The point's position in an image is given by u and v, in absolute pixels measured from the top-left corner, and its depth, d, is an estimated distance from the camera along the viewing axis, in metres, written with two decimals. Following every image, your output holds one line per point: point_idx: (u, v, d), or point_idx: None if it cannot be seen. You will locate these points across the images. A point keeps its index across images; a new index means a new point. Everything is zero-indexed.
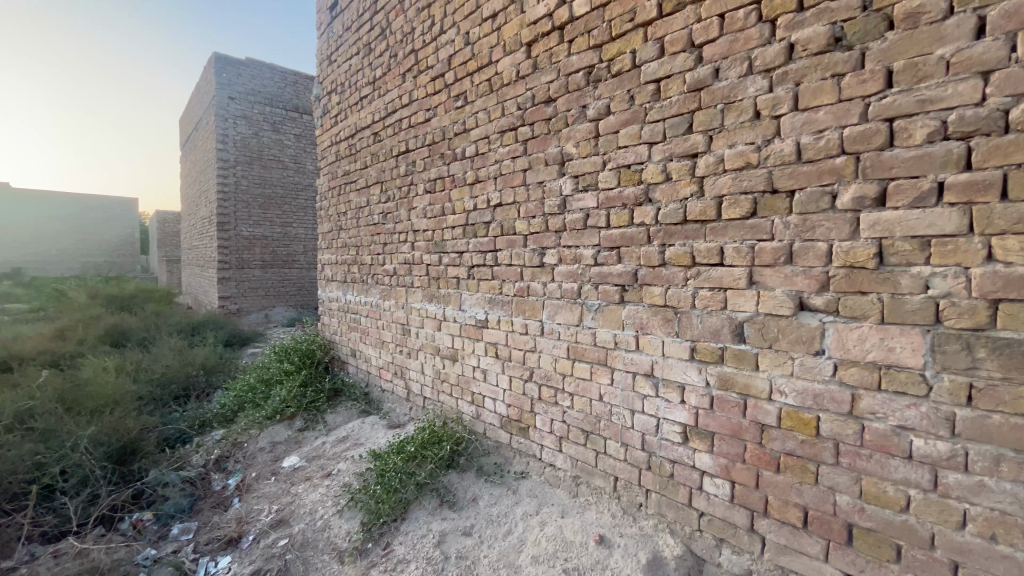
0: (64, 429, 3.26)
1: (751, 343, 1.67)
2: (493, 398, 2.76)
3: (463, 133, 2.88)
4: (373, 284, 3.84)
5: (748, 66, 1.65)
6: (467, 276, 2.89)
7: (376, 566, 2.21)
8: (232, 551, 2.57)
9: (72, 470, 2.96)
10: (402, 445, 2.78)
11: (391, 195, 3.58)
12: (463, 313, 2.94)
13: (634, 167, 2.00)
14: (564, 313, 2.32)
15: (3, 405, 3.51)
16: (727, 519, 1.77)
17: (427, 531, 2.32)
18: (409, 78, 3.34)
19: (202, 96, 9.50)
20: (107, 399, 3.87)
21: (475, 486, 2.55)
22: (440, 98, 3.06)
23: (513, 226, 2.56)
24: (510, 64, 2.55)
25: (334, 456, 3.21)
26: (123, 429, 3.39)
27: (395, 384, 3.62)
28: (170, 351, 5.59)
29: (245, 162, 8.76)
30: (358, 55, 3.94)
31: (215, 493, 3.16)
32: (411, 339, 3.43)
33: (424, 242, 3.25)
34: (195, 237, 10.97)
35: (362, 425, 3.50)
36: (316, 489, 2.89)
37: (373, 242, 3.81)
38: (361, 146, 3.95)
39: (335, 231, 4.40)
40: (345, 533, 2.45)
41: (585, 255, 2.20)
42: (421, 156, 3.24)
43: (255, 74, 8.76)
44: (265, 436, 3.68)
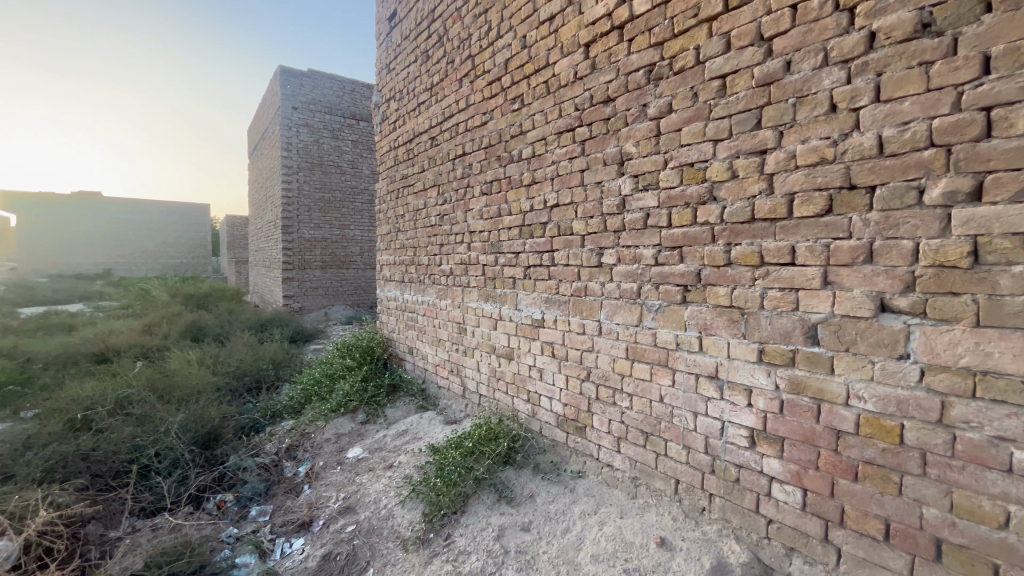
0: (157, 415, 3.58)
1: (826, 346, 1.61)
2: (549, 396, 2.78)
3: (519, 136, 2.93)
4: (430, 284, 3.97)
5: (824, 57, 1.59)
6: (524, 276, 2.94)
7: (439, 555, 2.29)
8: (305, 533, 2.75)
9: (165, 453, 3.25)
10: (461, 440, 2.87)
11: (448, 197, 3.68)
12: (519, 313, 2.98)
13: (698, 165, 1.96)
14: (622, 313, 2.31)
15: (106, 392, 3.91)
16: (799, 527, 1.71)
17: (486, 525, 2.38)
18: (466, 83, 3.43)
19: (268, 107, 10.12)
20: (192, 390, 4.22)
21: (532, 483, 2.59)
22: (497, 101, 3.12)
23: (570, 227, 2.58)
24: (568, 65, 2.56)
25: (395, 449, 3.34)
26: (206, 418, 3.69)
27: (450, 380, 3.73)
28: (242, 346, 6.01)
29: (307, 168, 9.26)
30: (416, 62, 4.08)
31: (287, 479, 3.38)
32: (467, 337, 3.52)
33: (480, 242, 3.33)
34: (261, 240, 11.71)
35: (420, 420, 3.63)
36: (379, 479, 3.03)
37: (430, 243, 3.94)
38: (419, 150, 4.09)
39: (393, 232, 4.57)
40: (407, 523, 2.55)
41: (645, 255, 2.19)
42: (477, 159, 3.31)
43: (316, 84, 9.24)
44: (330, 428, 3.88)
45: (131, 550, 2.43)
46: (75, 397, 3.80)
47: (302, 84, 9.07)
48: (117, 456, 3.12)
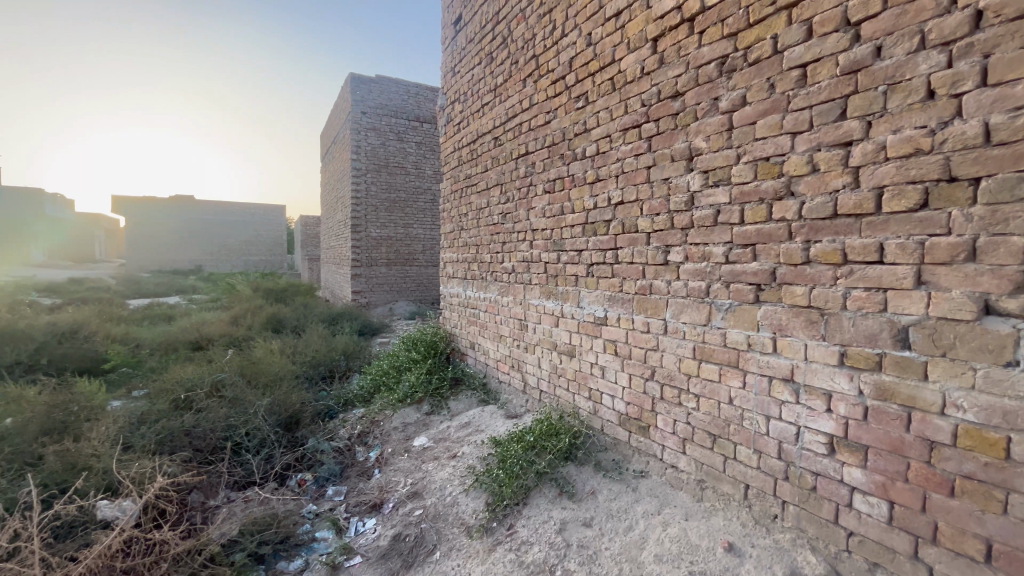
0: (246, 398, 3.94)
1: (918, 350, 1.51)
2: (611, 395, 2.77)
3: (584, 134, 2.93)
4: (492, 281, 4.06)
5: (920, 40, 1.48)
6: (586, 274, 2.95)
7: (502, 544, 2.36)
8: (376, 514, 2.91)
9: (254, 432, 3.57)
10: (522, 434, 2.93)
11: (511, 196, 3.75)
12: (581, 310, 3.00)
13: (774, 159, 1.89)
14: (689, 312, 2.26)
15: (203, 376, 4.34)
16: (885, 542, 1.61)
17: (548, 517, 2.42)
18: (530, 83, 3.48)
19: (340, 112, 10.73)
20: (275, 376, 4.59)
21: (594, 480, 2.59)
22: (561, 100, 3.13)
23: (635, 224, 2.55)
24: (635, 61, 2.54)
25: (459, 439, 3.47)
26: (288, 402, 4.01)
27: (512, 376, 3.81)
28: (317, 338, 6.44)
29: (374, 169, 9.71)
30: (480, 64, 4.18)
31: (358, 463, 3.60)
32: (529, 334, 3.58)
33: (542, 240, 3.37)
34: (332, 238, 12.50)
35: (481, 413, 3.74)
36: (444, 468, 3.16)
37: (493, 241, 4.03)
38: (482, 151, 4.19)
39: (457, 231, 4.72)
40: (472, 511, 2.64)
41: (714, 253, 2.13)
42: (541, 157, 3.35)
43: (384, 89, 9.68)
44: (397, 416, 4.08)
45: (228, 518, 2.70)
46: (179, 379, 4.27)
47: (371, 89, 9.55)
48: (214, 433, 3.47)
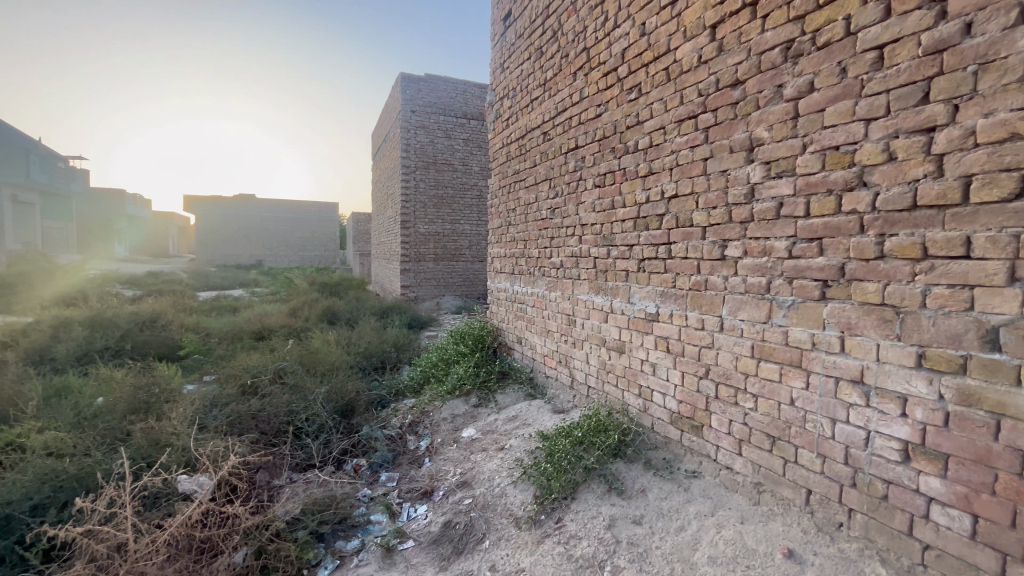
0: (306, 385, 4.17)
1: (1009, 353, 1.39)
2: (662, 392, 2.72)
3: (636, 126, 2.88)
4: (540, 277, 4.07)
5: (1019, 14, 1.36)
6: (637, 269, 2.90)
7: (551, 536, 2.37)
8: (427, 501, 3.00)
9: (313, 418, 3.77)
10: (570, 429, 2.93)
11: (560, 190, 3.74)
12: (631, 306, 2.95)
13: (845, 148, 1.78)
14: (748, 309, 2.18)
15: (267, 364, 4.62)
16: (966, 558, 1.50)
17: (597, 513, 2.41)
18: (580, 76, 3.44)
19: (390, 111, 11.03)
20: (331, 365, 4.82)
21: (643, 478, 2.56)
22: (613, 92, 3.09)
23: (690, 218, 2.49)
24: (691, 49, 2.46)
25: (507, 432, 3.51)
26: (344, 390, 4.20)
27: (559, 371, 3.81)
28: (370, 330, 6.68)
29: (423, 166, 9.92)
30: (530, 59, 4.18)
31: (410, 451, 3.71)
32: (577, 329, 3.56)
33: (592, 235, 3.34)
34: (382, 234, 12.90)
35: (529, 407, 3.76)
36: (492, 459, 3.21)
37: (541, 236, 4.03)
38: (531, 146, 4.19)
39: (504, 226, 4.75)
40: (520, 503, 2.67)
41: (776, 248, 2.04)
42: (591, 151, 3.32)
43: (432, 88, 9.85)
44: (446, 408, 4.18)
45: (292, 497, 2.87)
46: (245, 366, 4.56)
47: (420, 88, 9.75)
48: (277, 417, 3.70)
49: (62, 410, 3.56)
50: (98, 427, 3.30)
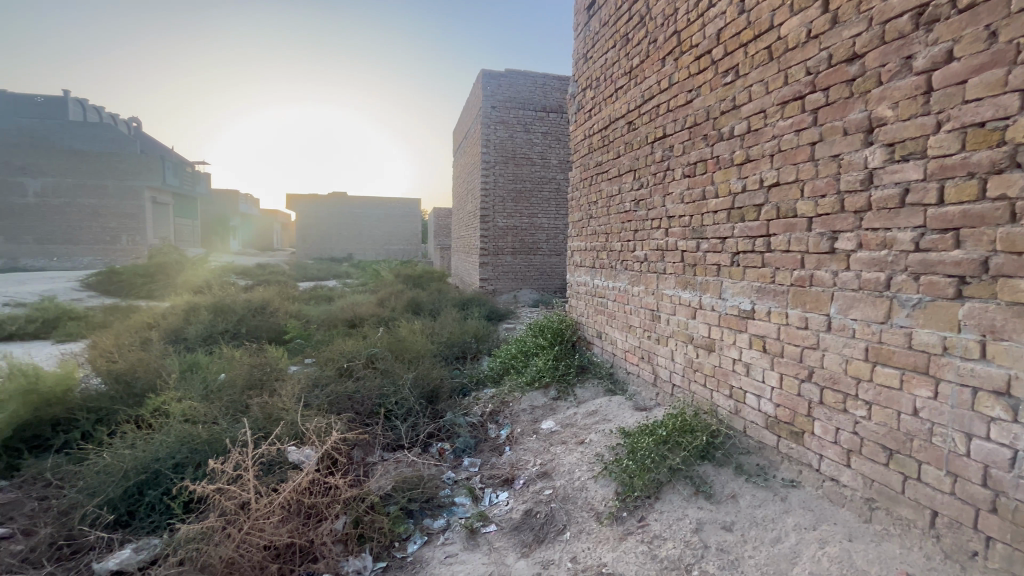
0: (395, 371, 4.44)
1: None
2: (757, 394, 2.56)
3: (732, 111, 2.71)
4: (622, 270, 3.99)
5: None
6: (730, 263, 2.74)
7: (634, 534, 2.33)
8: (508, 489, 3.06)
9: (402, 402, 4.00)
10: (654, 428, 2.85)
11: (645, 181, 3.62)
12: (723, 302, 2.80)
13: (991, 125, 1.56)
14: (862, 308, 1.98)
15: (360, 350, 4.98)
16: None
17: (683, 515, 2.33)
18: (670, 61, 3.30)
19: (471, 108, 11.29)
20: (417, 353, 5.08)
21: (734, 483, 2.43)
22: (706, 76, 2.93)
23: (793, 208, 2.30)
24: (799, 24, 2.26)
25: (586, 426, 3.50)
26: (429, 377, 4.41)
27: (641, 367, 3.72)
28: (451, 321, 6.95)
29: (502, 161, 10.06)
30: (615, 47, 4.07)
31: (491, 439, 3.81)
32: (661, 325, 3.45)
33: (679, 227, 3.21)
34: (462, 229, 13.31)
35: (609, 402, 3.71)
36: (573, 452, 3.21)
37: (624, 229, 3.95)
38: (615, 136, 4.10)
39: (585, 219, 4.70)
40: (601, 498, 2.65)
41: (899, 240, 1.83)
42: (680, 140, 3.18)
43: (512, 83, 9.93)
44: (526, 399, 4.24)
45: (384, 474, 3.08)
46: (342, 351, 4.95)
47: (500, 84, 9.87)
48: (370, 399, 3.98)
49: (194, 382, 4.10)
50: (223, 400, 3.76)
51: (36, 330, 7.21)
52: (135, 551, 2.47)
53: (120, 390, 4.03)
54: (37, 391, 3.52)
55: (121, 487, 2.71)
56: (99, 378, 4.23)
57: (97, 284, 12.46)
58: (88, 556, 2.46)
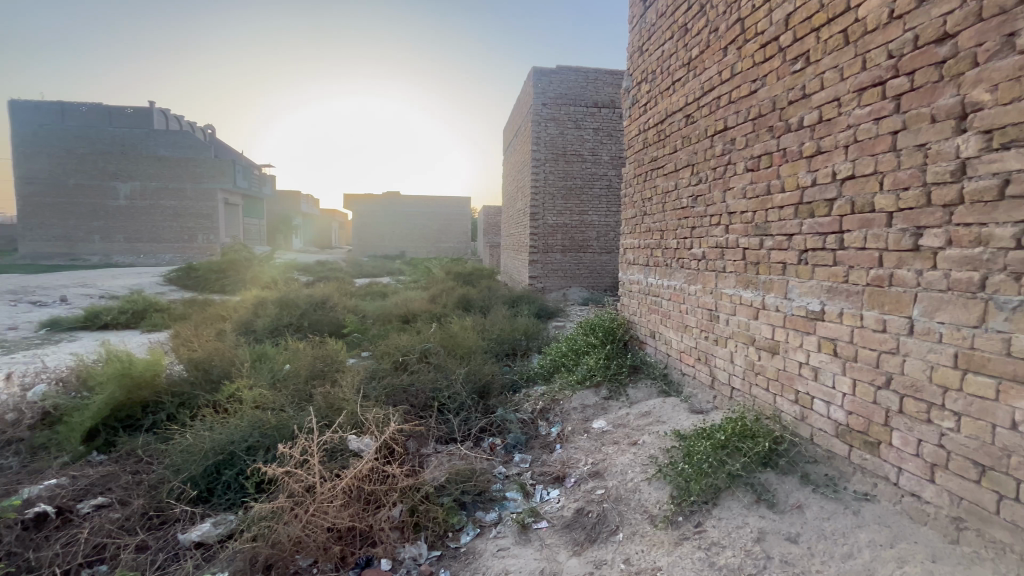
0: (448, 366, 4.55)
1: None
2: (826, 401, 2.42)
3: (801, 100, 2.56)
4: (678, 269, 3.88)
5: None
6: (797, 261, 2.60)
7: (690, 539, 2.27)
8: (560, 486, 3.06)
9: (454, 396, 4.09)
10: (712, 432, 2.76)
11: (704, 176, 3.50)
12: (789, 303, 2.66)
13: None
14: (950, 310, 1.83)
15: (414, 345, 5.14)
16: None
17: (744, 523, 2.24)
18: (732, 50, 3.16)
19: (522, 107, 11.32)
20: (468, 349, 5.18)
21: (800, 493, 2.30)
22: (772, 64, 2.79)
23: (870, 202, 2.15)
24: (880, 3, 2.11)
25: (639, 427, 3.43)
26: (481, 373, 4.48)
27: (697, 369, 3.61)
28: (501, 318, 7.01)
29: (552, 159, 10.02)
30: (672, 38, 3.95)
31: (541, 436, 3.82)
32: (720, 325, 3.32)
33: (741, 224, 3.08)
34: (512, 227, 13.39)
35: (663, 404, 3.62)
36: (625, 453, 3.16)
37: (681, 226, 3.83)
38: (671, 131, 3.98)
39: (639, 216, 4.60)
40: (655, 501, 2.60)
41: (996, 236, 1.67)
42: (743, 132, 3.04)
43: (563, 79, 9.85)
44: (576, 397, 4.22)
45: (438, 466, 3.16)
46: (397, 345, 5.12)
47: (551, 81, 9.82)
48: (424, 393, 4.09)
49: (263, 372, 4.38)
50: (290, 389, 4.00)
51: (127, 320, 7.95)
52: (214, 525, 2.68)
53: (199, 376, 4.37)
54: (130, 375, 3.88)
55: (201, 465, 2.95)
56: (181, 365, 4.60)
57: (177, 279, 13.58)
58: (174, 527, 2.69)
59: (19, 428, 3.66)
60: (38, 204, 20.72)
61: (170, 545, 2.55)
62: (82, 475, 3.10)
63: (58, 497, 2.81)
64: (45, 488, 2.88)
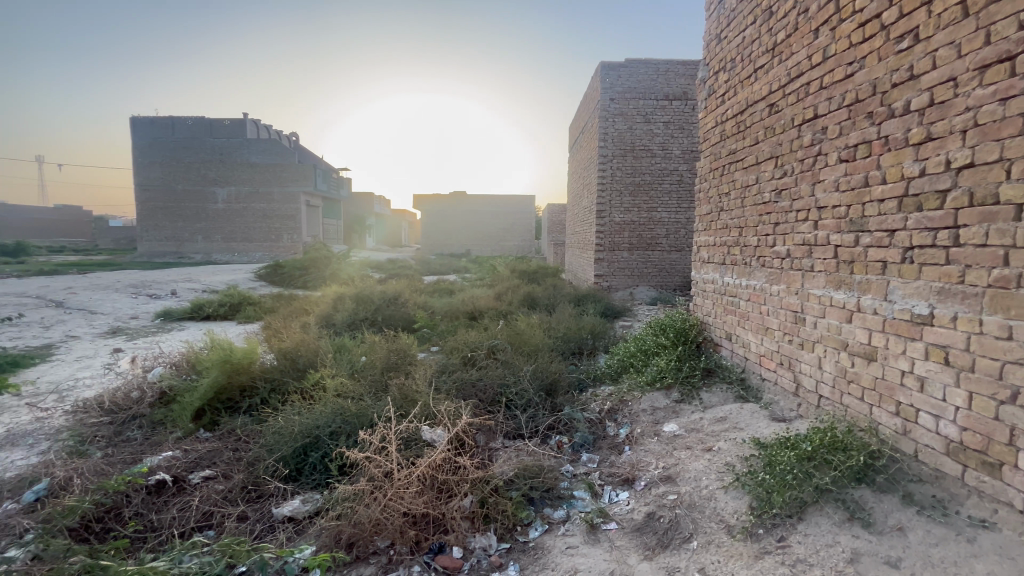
0: (516, 362, 4.60)
1: None
2: (934, 414, 2.18)
3: (908, 82, 2.33)
4: (758, 267, 3.66)
5: None
6: (901, 259, 2.37)
7: (772, 554, 2.13)
8: (629, 489, 3.00)
9: (522, 393, 4.13)
10: (797, 442, 2.59)
11: (789, 169, 3.28)
12: (889, 305, 2.43)
13: None
14: None
15: (482, 341, 5.26)
16: None
17: (835, 542, 2.08)
18: (824, 31, 2.93)
19: (589, 103, 11.16)
20: (535, 346, 5.21)
21: (901, 514, 2.10)
22: (872, 44, 2.55)
23: (993, 193, 1.92)
24: None
25: (714, 433, 3.29)
26: (548, 371, 4.49)
27: (780, 374, 3.39)
28: (567, 316, 6.97)
29: (620, 155, 9.81)
30: (755, 23, 3.73)
31: (609, 437, 3.76)
32: (806, 329, 3.10)
33: (832, 219, 2.85)
34: (577, 225, 13.27)
35: (741, 409, 3.45)
36: (699, 459, 3.04)
37: (762, 223, 3.61)
38: (753, 121, 3.76)
39: (715, 212, 4.40)
40: (733, 511, 2.47)
41: None
42: (836, 120, 2.82)
43: (633, 72, 9.60)
44: (646, 399, 4.11)
45: (506, 461, 3.22)
46: (466, 341, 5.27)
47: (619, 75, 9.61)
48: (492, 388, 4.18)
49: (344, 363, 4.67)
50: (368, 379, 4.24)
51: (226, 312, 8.80)
52: (302, 502, 2.91)
53: (287, 364, 4.74)
54: (230, 361, 4.30)
55: (291, 447, 3.21)
56: (272, 354, 5.02)
57: (266, 275, 14.79)
58: (269, 501, 2.95)
59: (142, 404, 4.18)
60: (154, 208, 23.43)
61: (266, 517, 2.80)
62: (192, 450, 3.48)
63: (173, 467, 3.17)
64: (164, 459, 3.27)
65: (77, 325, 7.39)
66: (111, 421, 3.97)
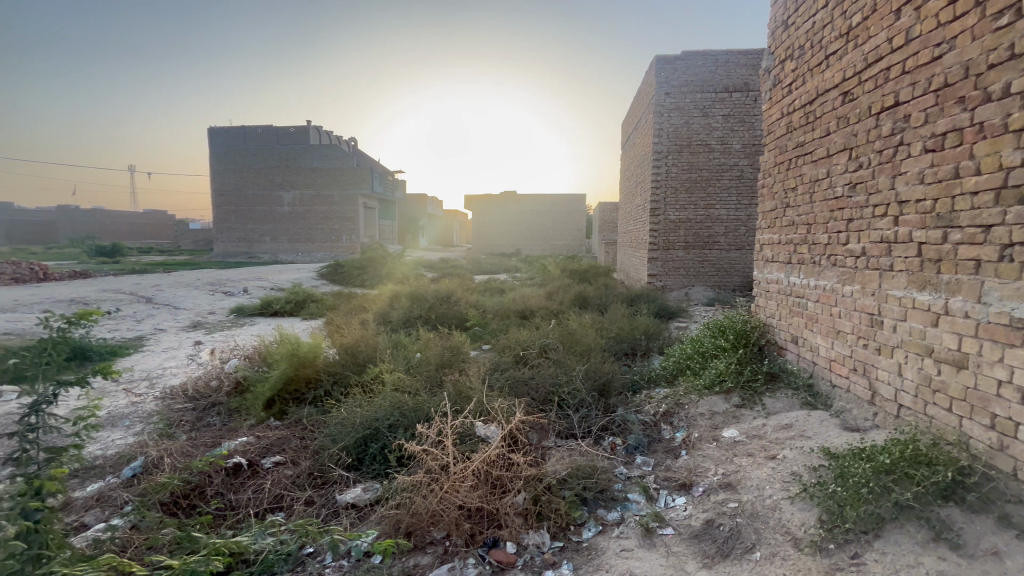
0: (568, 362, 4.58)
1: None
2: None
3: (1007, 62, 2.12)
4: (829, 267, 3.45)
5: None
6: (998, 257, 2.15)
7: (844, 571, 2.01)
8: (686, 494, 2.91)
9: (574, 392, 4.11)
10: (873, 454, 2.42)
11: (866, 161, 3.06)
12: (984, 308, 2.22)
13: None
14: None
15: (534, 340, 5.27)
16: None
17: (917, 563, 1.93)
18: (907, 12, 2.71)
19: (643, 99, 10.90)
20: (587, 346, 5.16)
21: (997, 537, 1.92)
22: (964, 23, 2.34)
23: None
24: None
25: (779, 441, 3.13)
26: (601, 371, 4.44)
27: (853, 381, 3.17)
28: (620, 317, 6.85)
29: (675, 150, 9.52)
30: (826, 7, 3.51)
31: (665, 440, 3.66)
32: (885, 332, 2.88)
33: (916, 215, 2.63)
34: (629, 223, 13.00)
35: (809, 417, 3.26)
36: (761, 467, 2.91)
37: (834, 219, 3.40)
38: (823, 112, 3.54)
39: (780, 209, 4.18)
40: (800, 523, 2.35)
41: None
42: (920, 107, 2.60)
43: (690, 65, 9.28)
44: (704, 403, 3.97)
45: (559, 460, 3.22)
46: (518, 339, 5.31)
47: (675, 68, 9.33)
48: (545, 387, 4.18)
49: (400, 359, 4.84)
50: (424, 375, 4.37)
51: (291, 308, 9.36)
52: (364, 490, 3.05)
53: (348, 359, 4.98)
54: (297, 354, 4.57)
55: (353, 437, 3.37)
56: (335, 350, 5.28)
57: (327, 274, 15.59)
58: (334, 487, 3.12)
59: (220, 393, 4.53)
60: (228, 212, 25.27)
61: (331, 503, 2.96)
62: (264, 436, 3.74)
63: (249, 452, 3.43)
64: (240, 444, 3.54)
65: (164, 319, 8.13)
66: (194, 407, 4.34)
